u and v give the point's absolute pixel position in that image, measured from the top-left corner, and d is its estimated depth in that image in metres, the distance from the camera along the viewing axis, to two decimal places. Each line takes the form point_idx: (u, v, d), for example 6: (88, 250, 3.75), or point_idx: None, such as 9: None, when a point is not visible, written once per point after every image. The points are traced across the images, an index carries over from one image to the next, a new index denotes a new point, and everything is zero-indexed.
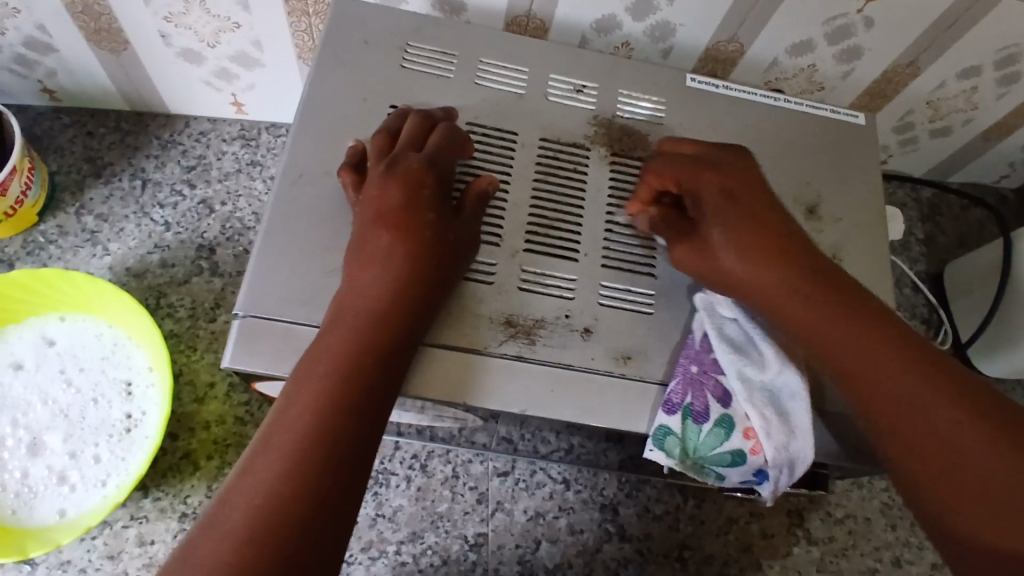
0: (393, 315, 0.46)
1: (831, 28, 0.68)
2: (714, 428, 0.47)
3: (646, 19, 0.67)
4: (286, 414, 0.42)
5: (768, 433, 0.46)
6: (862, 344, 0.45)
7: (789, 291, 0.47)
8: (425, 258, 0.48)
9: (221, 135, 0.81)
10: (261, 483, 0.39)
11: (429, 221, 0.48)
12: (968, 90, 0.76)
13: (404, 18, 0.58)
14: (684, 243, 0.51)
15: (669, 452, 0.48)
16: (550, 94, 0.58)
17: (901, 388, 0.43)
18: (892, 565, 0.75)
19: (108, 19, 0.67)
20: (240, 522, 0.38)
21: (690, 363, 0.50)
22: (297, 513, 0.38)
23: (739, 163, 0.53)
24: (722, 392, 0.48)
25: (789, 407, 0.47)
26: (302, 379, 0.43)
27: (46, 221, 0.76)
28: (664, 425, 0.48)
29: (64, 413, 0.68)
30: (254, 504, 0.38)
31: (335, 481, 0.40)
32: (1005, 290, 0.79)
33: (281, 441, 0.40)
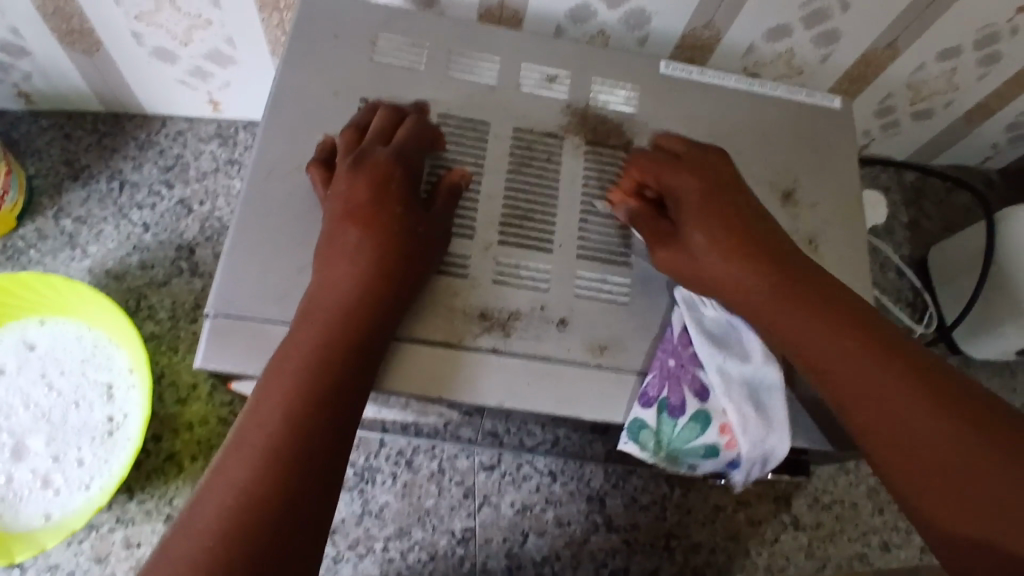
0: (363, 311, 0.46)
1: (807, 12, 0.68)
2: (690, 423, 0.47)
3: (621, 7, 0.67)
4: (256, 415, 0.41)
5: (744, 427, 0.46)
6: (829, 337, 0.44)
7: (767, 287, 0.47)
8: (395, 254, 0.47)
9: (199, 134, 0.81)
10: (232, 485, 0.39)
11: (399, 216, 0.48)
12: (948, 72, 0.76)
13: (375, 11, 0.58)
14: (658, 241, 0.51)
15: (643, 445, 0.48)
16: (523, 85, 0.58)
17: (872, 376, 0.42)
18: (880, 549, 0.75)
19: (80, 20, 0.66)
20: (212, 525, 0.37)
21: (668, 358, 0.49)
22: (268, 511, 0.38)
23: (718, 162, 0.53)
24: (699, 386, 0.48)
25: (767, 403, 0.47)
26: (272, 380, 0.43)
27: (24, 224, 0.76)
28: (640, 419, 0.48)
29: (46, 417, 0.68)
30: (224, 504, 0.38)
31: (307, 483, 0.40)
32: (988, 272, 0.79)
33: (251, 443, 0.40)
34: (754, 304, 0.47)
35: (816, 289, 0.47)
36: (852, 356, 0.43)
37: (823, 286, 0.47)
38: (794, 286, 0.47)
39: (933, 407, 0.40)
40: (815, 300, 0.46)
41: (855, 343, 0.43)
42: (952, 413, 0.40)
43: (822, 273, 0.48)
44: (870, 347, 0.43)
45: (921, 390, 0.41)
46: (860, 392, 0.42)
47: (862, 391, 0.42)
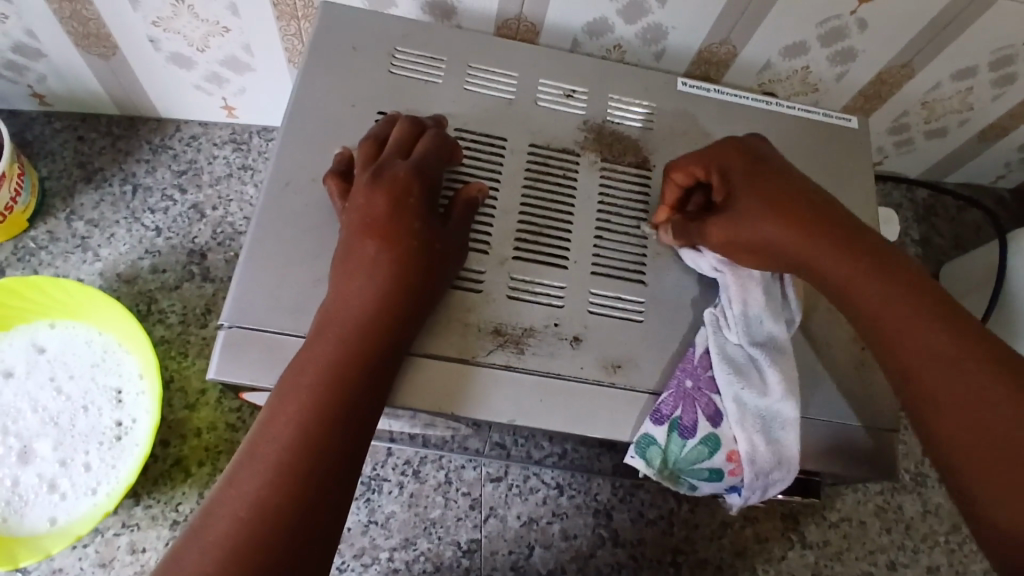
0: (378, 325, 0.46)
1: (824, 30, 0.68)
2: (699, 445, 0.47)
3: (638, 22, 0.67)
4: (271, 427, 0.41)
5: (752, 460, 0.47)
6: (910, 317, 0.43)
7: (832, 253, 0.45)
8: (411, 269, 0.47)
9: (213, 139, 0.81)
10: (244, 496, 0.39)
11: (415, 230, 0.48)
12: (963, 91, 0.76)
13: (393, 23, 0.58)
14: (711, 220, 0.50)
15: (649, 461, 0.48)
16: (539, 99, 0.58)
17: (947, 357, 0.41)
18: (886, 569, 0.74)
19: (96, 24, 0.66)
20: (226, 538, 0.38)
21: (686, 377, 0.49)
22: (282, 525, 0.38)
23: (733, 142, 0.51)
24: (713, 411, 0.48)
25: (779, 435, 0.48)
26: (287, 393, 0.43)
27: (36, 226, 0.76)
28: (649, 435, 0.48)
29: (54, 420, 0.68)
30: (238, 517, 0.38)
31: (321, 497, 0.40)
32: (999, 293, 0.79)
33: (265, 456, 0.40)
34: (821, 269, 0.46)
35: (863, 252, 0.45)
36: (924, 328, 0.42)
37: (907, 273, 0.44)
38: (871, 253, 0.45)
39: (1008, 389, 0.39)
40: (890, 274, 0.44)
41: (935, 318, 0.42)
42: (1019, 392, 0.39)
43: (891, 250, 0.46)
44: (939, 322, 0.42)
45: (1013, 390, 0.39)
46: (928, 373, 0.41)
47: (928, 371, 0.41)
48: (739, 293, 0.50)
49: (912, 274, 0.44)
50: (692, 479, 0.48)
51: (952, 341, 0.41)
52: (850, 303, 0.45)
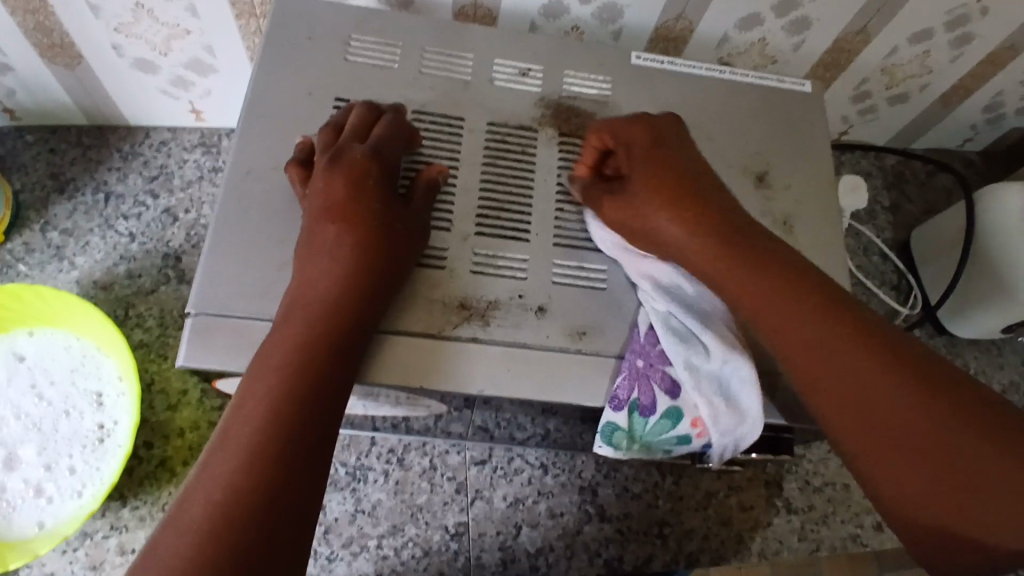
0: (343, 306, 0.46)
1: (777, 0, 0.69)
2: (660, 420, 0.49)
3: (593, 2, 0.68)
4: (243, 410, 0.42)
5: (716, 420, 0.48)
6: (789, 302, 0.45)
7: (746, 273, 0.47)
8: (373, 250, 0.48)
9: (183, 143, 0.81)
10: (219, 481, 0.39)
11: (374, 213, 0.49)
12: (921, 55, 0.77)
13: (349, 12, 0.59)
14: (610, 199, 0.52)
15: (618, 445, 0.50)
16: (495, 79, 0.58)
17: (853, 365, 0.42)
18: (872, 530, 0.75)
19: (59, 33, 0.67)
20: (201, 521, 0.37)
21: (636, 357, 0.50)
22: (256, 505, 0.38)
23: (650, 124, 0.54)
24: (670, 384, 0.49)
25: (737, 395, 0.48)
26: (257, 376, 0.43)
27: (12, 238, 0.76)
28: (611, 423, 0.49)
29: (37, 427, 0.68)
30: (213, 499, 0.38)
31: (295, 475, 0.40)
32: (970, 252, 0.80)
33: (237, 439, 0.40)
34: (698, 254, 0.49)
35: (745, 245, 0.48)
36: (814, 333, 0.43)
37: (775, 259, 0.47)
38: (757, 261, 0.47)
39: (918, 397, 0.40)
40: (790, 289, 0.45)
41: (854, 343, 0.42)
42: (940, 401, 0.40)
43: (761, 233, 0.49)
44: (804, 305, 0.44)
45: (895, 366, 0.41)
46: (844, 381, 0.42)
47: (838, 380, 0.42)
48: (639, 265, 0.52)
49: (786, 269, 0.46)
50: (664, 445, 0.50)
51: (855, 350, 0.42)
52: (736, 301, 0.47)
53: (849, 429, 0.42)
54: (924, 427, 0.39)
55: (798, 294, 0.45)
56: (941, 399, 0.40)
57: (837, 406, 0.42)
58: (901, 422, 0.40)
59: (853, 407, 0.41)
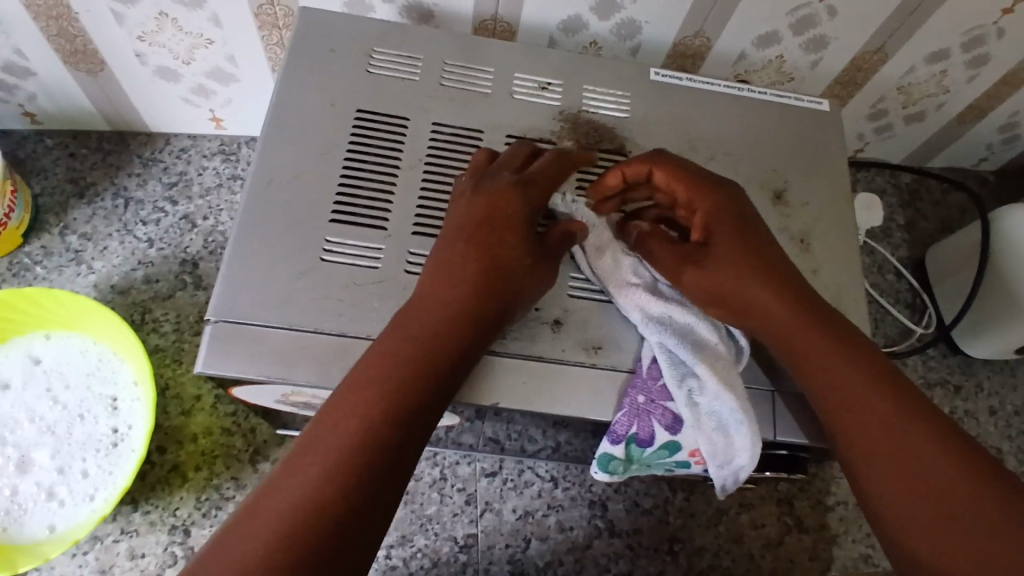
0: (446, 340, 0.46)
1: (795, 18, 0.69)
2: (658, 450, 0.50)
3: (611, 18, 0.68)
4: (329, 424, 0.42)
5: (714, 455, 0.49)
6: (825, 346, 0.48)
7: (800, 324, 0.49)
8: (484, 282, 0.48)
9: (202, 151, 0.82)
10: (286, 506, 0.38)
11: (510, 243, 0.49)
12: (938, 74, 0.77)
13: (371, 24, 0.59)
14: (697, 266, 0.51)
15: (612, 470, 0.52)
16: (515, 93, 0.59)
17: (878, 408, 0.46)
18: (885, 551, 0.74)
19: (83, 40, 0.68)
20: (263, 539, 0.37)
21: (637, 394, 0.49)
22: (312, 539, 0.37)
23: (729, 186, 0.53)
24: (670, 419, 0.49)
25: (734, 429, 0.49)
26: (348, 394, 0.43)
27: (31, 241, 0.77)
28: (607, 454, 0.51)
29: (51, 430, 0.69)
30: (276, 523, 0.38)
31: (354, 516, 0.39)
32: (986, 272, 0.79)
33: (312, 467, 0.40)
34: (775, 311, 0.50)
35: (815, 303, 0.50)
36: (850, 373, 0.47)
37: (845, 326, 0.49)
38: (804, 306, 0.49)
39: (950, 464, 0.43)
40: (846, 345, 0.48)
41: (883, 392, 0.46)
42: (955, 465, 0.43)
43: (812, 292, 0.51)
44: (837, 351, 0.48)
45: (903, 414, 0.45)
46: (881, 448, 0.45)
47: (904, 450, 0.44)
48: (631, 300, 0.51)
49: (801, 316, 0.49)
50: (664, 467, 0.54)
51: (864, 392, 0.46)
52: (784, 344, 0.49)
53: (874, 489, 0.44)
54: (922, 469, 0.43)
55: (846, 345, 0.48)
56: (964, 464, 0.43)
57: (874, 476, 0.45)
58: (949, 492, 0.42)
59: (895, 476, 0.44)
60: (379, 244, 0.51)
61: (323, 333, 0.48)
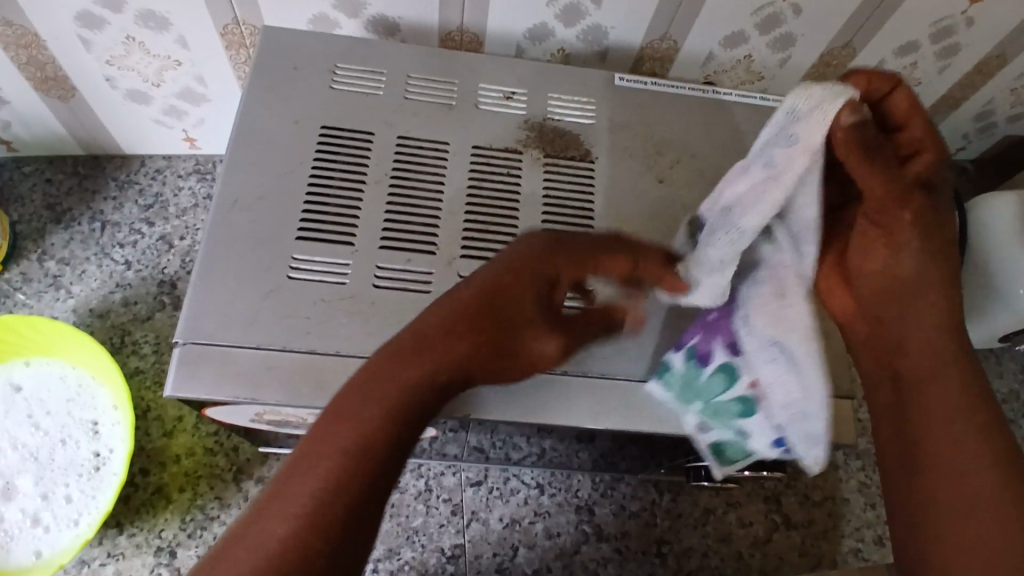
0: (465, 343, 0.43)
1: (760, 17, 0.69)
2: (716, 373, 0.49)
3: (577, 25, 0.69)
4: (342, 427, 0.39)
5: (770, 387, 0.46)
6: (940, 360, 0.46)
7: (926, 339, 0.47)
8: (529, 274, 0.44)
9: (177, 171, 0.82)
10: (291, 511, 0.37)
11: (544, 294, 0.45)
12: (908, 66, 0.78)
13: (335, 41, 0.60)
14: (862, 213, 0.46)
15: (667, 385, 0.51)
16: (480, 103, 0.59)
17: (966, 429, 0.44)
18: (874, 544, 0.74)
19: (53, 67, 0.68)
20: (268, 544, 0.35)
21: (713, 312, 0.50)
22: (312, 560, 0.35)
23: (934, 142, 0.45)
24: (734, 341, 0.48)
25: (797, 364, 0.44)
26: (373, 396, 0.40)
27: (9, 269, 0.77)
28: (669, 361, 0.51)
29: (34, 456, 0.69)
30: (281, 534, 0.36)
31: (345, 542, 0.37)
32: (964, 260, 0.80)
33: (322, 475, 0.38)
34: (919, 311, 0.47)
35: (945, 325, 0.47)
36: (947, 390, 0.45)
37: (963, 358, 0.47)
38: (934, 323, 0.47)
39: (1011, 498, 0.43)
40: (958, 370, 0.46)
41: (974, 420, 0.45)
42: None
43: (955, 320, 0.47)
44: (952, 366, 0.46)
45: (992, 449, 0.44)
46: (960, 478, 0.43)
47: (968, 470, 0.44)
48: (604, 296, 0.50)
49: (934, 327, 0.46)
50: (735, 447, 0.51)
51: (960, 412, 0.45)
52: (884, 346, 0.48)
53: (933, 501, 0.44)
54: (986, 501, 0.43)
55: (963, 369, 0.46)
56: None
57: (944, 494, 0.44)
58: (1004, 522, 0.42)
59: (961, 503, 0.43)
60: (346, 260, 0.51)
61: (292, 350, 0.48)
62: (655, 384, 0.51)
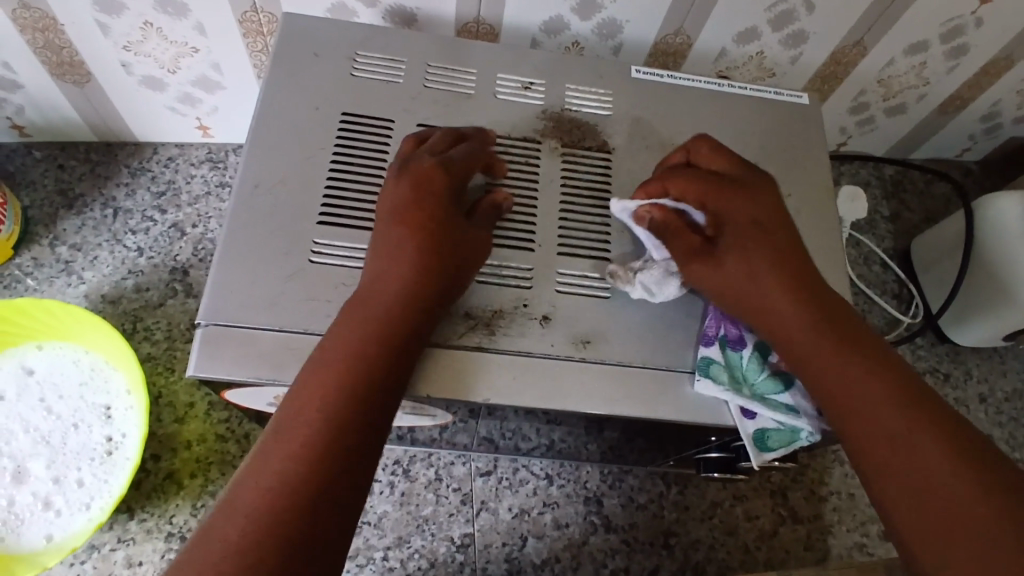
0: (408, 312, 0.47)
1: (774, 14, 0.70)
2: (752, 354, 0.52)
3: (592, 18, 0.69)
4: (299, 407, 0.42)
5: None
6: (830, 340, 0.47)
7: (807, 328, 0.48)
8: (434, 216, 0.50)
9: (190, 159, 0.83)
10: (259, 488, 0.39)
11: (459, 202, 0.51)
12: (917, 66, 0.78)
13: (354, 29, 0.60)
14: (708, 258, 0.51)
15: (717, 379, 0.51)
16: (498, 93, 0.60)
17: (874, 393, 0.45)
18: (879, 539, 0.75)
19: (69, 51, 0.68)
20: (247, 516, 0.38)
21: None
22: (287, 524, 0.38)
23: (762, 181, 0.53)
24: None
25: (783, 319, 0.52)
26: (318, 370, 0.44)
27: (20, 253, 0.77)
28: (707, 355, 0.51)
29: (46, 440, 0.69)
30: (254, 507, 0.38)
31: (324, 500, 0.39)
32: (970, 259, 0.80)
33: (286, 449, 0.41)
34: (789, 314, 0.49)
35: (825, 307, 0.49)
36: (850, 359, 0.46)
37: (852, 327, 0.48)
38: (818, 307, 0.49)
39: (961, 471, 0.41)
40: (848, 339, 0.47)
41: (877, 379, 0.45)
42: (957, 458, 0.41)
43: (834, 298, 0.50)
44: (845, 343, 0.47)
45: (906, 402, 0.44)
46: (886, 443, 0.43)
47: (909, 462, 0.42)
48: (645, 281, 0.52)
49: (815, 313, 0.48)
50: (779, 430, 0.50)
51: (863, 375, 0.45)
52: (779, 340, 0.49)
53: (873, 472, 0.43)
54: (923, 459, 0.42)
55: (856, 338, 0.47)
56: (978, 472, 0.41)
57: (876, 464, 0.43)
58: (956, 499, 0.40)
59: (896, 466, 0.42)
60: (365, 245, 0.52)
61: (313, 334, 0.49)
62: (704, 380, 0.51)
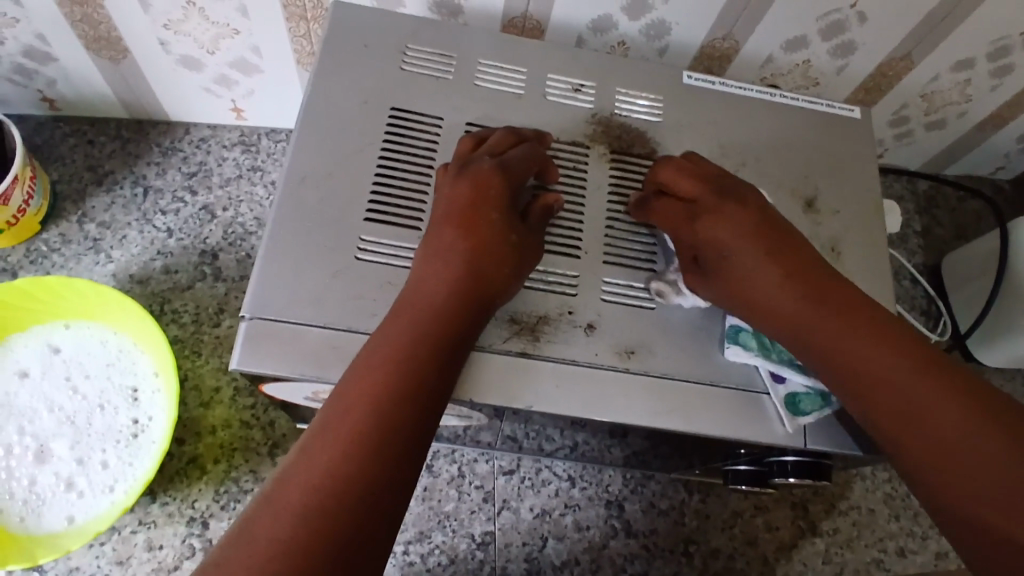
0: (455, 307, 0.47)
1: (825, 23, 0.69)
2: None
3: (641, 19, 0.68)
4: (352, 397, 0.42)
5: None
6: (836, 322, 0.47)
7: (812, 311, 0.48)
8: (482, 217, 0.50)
9: (222, 141, 0.82)
10: (310, 483, 0.39)
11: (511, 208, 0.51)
12: (961, 82, 0.77)
13: (404, 20, 0.59)
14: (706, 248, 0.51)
15: (746, 346, 0.52)
16: (548, 94, 0.59)
17: (887, 372, 0.45)
18: (896, 556, 0.75)
19: (107, 27, 0.67)
20: (297, 514, 0.38)
21: None
22: (344, 519, 0.38)
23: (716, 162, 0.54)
24: None
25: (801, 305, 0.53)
26: (363, 364, 0.44)
27: (48, 229, 0.77)
28: (736, 323, 0.52)
29: (70, 420, 0.69)
30: (306, 503, 0.38)
31: (381, 493, 0.39)
32: (1002, 281, 0.80)
33: (343, 437, 0.41)
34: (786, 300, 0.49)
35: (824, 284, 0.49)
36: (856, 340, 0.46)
37: (852, 301, 0.48)
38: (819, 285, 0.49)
39: (967, 420, 0.43)
40: (850, 318, 0.47)
41: (888, 355, 0.45)
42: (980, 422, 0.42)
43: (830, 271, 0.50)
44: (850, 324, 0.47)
45: (920, 376, 0.44)
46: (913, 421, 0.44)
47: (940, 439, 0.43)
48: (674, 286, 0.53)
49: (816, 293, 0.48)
50: (809, 393, 0.51)
51: (874, 353, 0.46)
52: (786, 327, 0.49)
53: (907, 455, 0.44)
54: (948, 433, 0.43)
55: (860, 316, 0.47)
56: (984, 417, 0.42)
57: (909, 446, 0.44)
58: (974, 451, 0.42)
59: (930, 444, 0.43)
60: (412, 245, 0.51)
61: (358, 332, 0.48)
62: (733, 348, 0.52)
